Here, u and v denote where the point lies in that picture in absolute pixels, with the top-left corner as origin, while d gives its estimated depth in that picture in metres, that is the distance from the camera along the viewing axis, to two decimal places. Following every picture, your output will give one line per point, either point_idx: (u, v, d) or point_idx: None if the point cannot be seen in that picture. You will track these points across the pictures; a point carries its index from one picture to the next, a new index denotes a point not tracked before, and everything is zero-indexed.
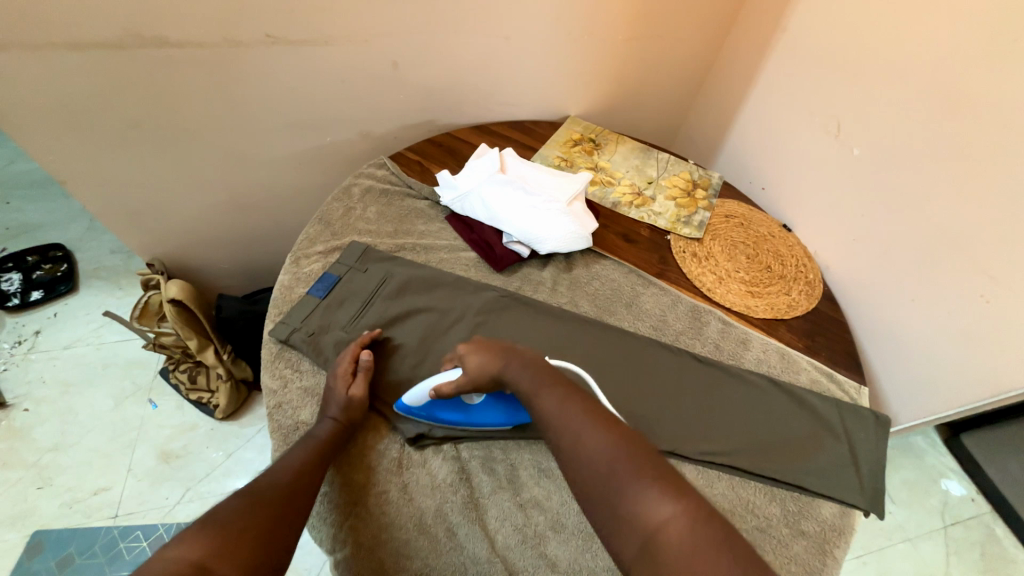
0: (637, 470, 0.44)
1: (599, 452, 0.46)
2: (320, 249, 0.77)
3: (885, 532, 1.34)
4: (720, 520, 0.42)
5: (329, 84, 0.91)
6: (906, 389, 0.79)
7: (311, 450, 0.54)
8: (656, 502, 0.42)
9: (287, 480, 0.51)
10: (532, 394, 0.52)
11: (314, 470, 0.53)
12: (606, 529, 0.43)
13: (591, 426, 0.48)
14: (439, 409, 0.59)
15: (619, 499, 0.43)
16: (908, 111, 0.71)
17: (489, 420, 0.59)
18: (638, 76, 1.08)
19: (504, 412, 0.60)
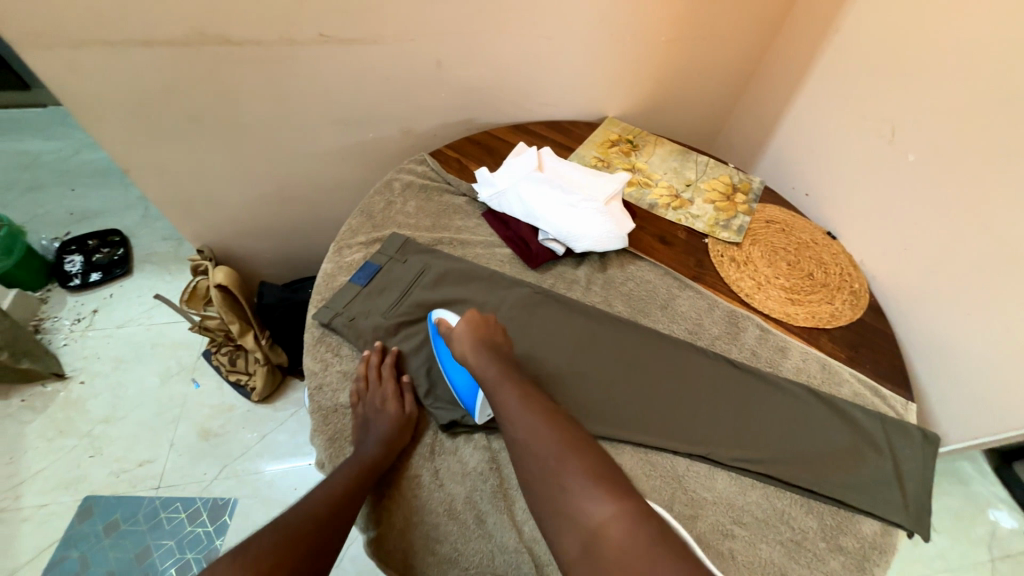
0: (584, 472, 0.50)
1: (551, 452, 0.51)
2: (361, 239, 0.79)
3: (924, 560, 1.27)
4: (656, 522, 0.47)
5: (375, 83, 0.94)
6: (957, 408, 0.75)
7: (352, 473, 0.54)
8: (598, 503, 0.47)
9: (325, 509, 0.51)
10: (495, 388, 0.56)
11: (353, 493, 0.53)
12: (549, 521, 0.48)
13: (546, 427, 0.52)
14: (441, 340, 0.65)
15: (564, 496, 0.48)
16: (970, 117, 0.68)
17: (454, 386, 0.62)
18: (680, 77, 1.07)
19: (468, 391, 0.60)
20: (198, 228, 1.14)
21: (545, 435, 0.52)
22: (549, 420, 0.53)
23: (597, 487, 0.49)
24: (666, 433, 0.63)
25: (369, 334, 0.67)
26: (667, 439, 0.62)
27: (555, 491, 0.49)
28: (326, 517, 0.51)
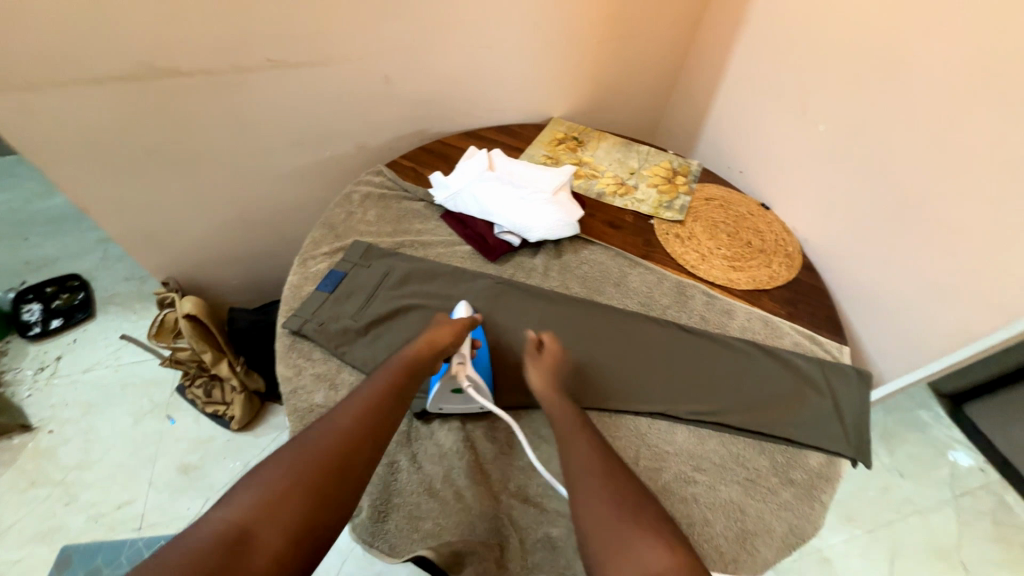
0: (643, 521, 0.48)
1: (610, 493, 0.50)
2: (325, 250, 0.82)
3: (893, 505, 1.35)
4: None
5: (327, 102, 0.98)
6: (888, 348, 0.82)
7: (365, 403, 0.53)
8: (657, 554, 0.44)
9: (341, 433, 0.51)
10: (566, 439, 0.56)
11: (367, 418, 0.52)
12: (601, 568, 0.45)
13: (608, 472, 0.52)
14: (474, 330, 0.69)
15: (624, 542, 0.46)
16: (863, 87, 0.76)
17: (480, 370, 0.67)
18: (616, 76, 1.15)
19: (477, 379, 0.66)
20: (161, 259, 1.14)
21: (604, 481, 0.51)
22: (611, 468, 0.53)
23: (651, 534, 0.46)
24: (629, 397, 0.68)
25: (339, 337, 0.70)
26: (627, 403, 0.67)
27: (613, 531, 0.47)
28: (345, 441, 0.50)
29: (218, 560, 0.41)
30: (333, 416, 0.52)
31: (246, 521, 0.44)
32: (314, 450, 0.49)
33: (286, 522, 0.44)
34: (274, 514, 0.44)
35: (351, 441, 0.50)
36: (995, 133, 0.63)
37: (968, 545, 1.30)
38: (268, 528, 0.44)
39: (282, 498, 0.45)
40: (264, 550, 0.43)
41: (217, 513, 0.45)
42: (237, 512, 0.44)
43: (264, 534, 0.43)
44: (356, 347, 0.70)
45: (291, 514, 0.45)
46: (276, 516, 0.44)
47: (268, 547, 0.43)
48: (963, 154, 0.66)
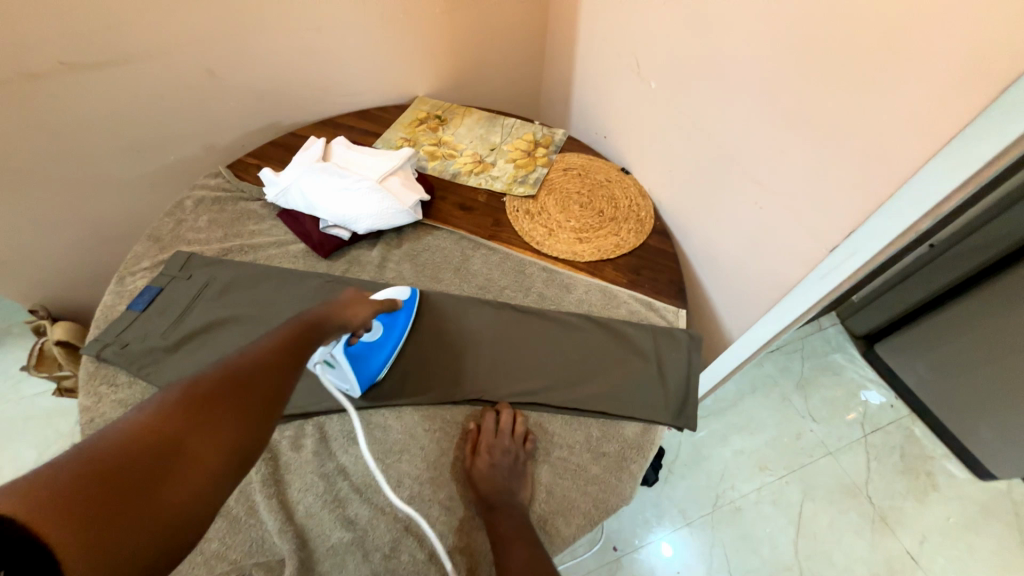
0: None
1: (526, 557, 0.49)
2: (145, 265, 0.78)
3: (805, 449, 1.27)
4: None
5: (149, 103, 0.89)
6: (730, 306, 0.80)
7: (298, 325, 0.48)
8: None
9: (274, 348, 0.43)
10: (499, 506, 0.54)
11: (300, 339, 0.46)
12: None
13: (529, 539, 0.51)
14: (396, 319, 0.66)
15: None
16: (678, 37, 0.72)
17: (373, 365, 0.63)
18: (475, 45, 1.09)
19: (364, 374, 0.62)
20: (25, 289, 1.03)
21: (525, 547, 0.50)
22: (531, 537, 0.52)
23: None
24: (444, 389, 0.65)
25: (143, 358, 0.67)
26: (444, 395, 0.64)
27: None
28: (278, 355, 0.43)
29: (149, 467, 0.32)
30: (267, 340, 0.44)
31: (180, 428, 0.34)
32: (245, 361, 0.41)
33: (230, 437, 0.36)
34: (202, 434, 0.35)
35: (275, 365, 0.42)
36: (779, 74, 0.59)
37: (876, 479, 1.22)
38: (205, 439, 0.35)
39: (220, 407, 0.37)
40: (201, 464, 0.34)
41: (135, 416, 0.34)
42: (143, 427, 0.33)
43: (201, 445, 0.35)
44: (163, 367, 0.66)
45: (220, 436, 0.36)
46: (215, 427, 0.36)
47: (204, 461, 0.34)
48: (759, 99, 0.63)
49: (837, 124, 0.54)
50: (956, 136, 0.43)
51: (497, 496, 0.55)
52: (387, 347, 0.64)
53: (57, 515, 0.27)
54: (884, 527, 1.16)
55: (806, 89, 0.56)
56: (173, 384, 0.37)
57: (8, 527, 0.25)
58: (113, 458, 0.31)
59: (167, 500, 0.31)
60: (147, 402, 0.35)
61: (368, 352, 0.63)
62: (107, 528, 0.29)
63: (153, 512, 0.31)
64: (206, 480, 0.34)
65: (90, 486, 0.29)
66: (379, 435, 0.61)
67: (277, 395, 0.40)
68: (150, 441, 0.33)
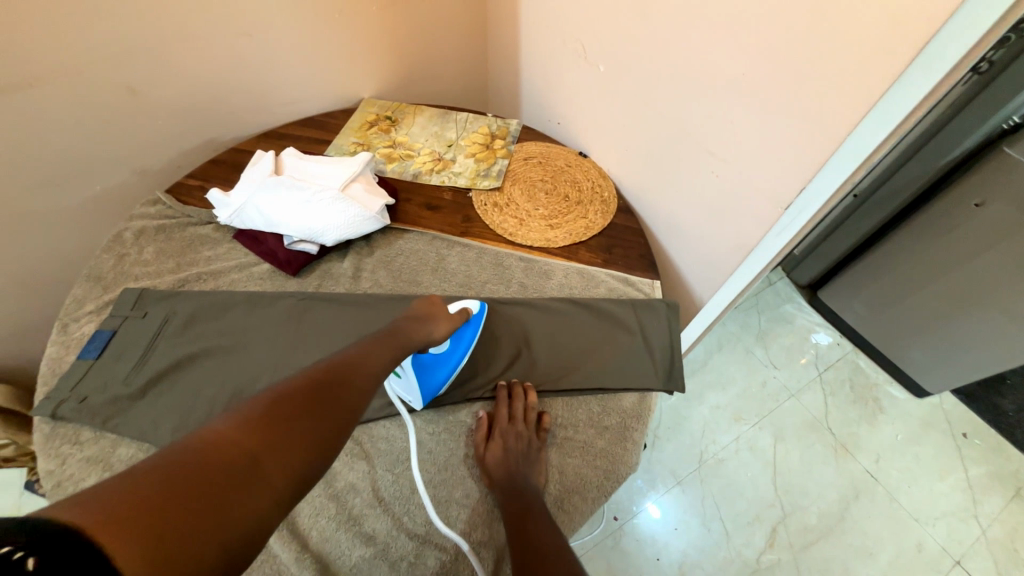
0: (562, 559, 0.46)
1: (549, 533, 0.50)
2: (90, 308, 0.71)
3: (772, 395, 1.38)
4: None
5: (63, 129, 0.80)
6: (697, 272, 0.84)
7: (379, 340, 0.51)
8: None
9: (352, 366, 0.45)
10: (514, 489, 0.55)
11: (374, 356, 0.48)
12: None
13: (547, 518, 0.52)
14: (465, 335, 0.64)
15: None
16: (621, 20, 0.74)
17: (436, 382, 0.62)
18: (416, 42, 1.07)
19: (427, 392, 0.62)
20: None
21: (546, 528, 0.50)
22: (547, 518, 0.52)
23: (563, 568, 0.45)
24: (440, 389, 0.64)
25: (108, 409, 0.61)
26: (442, 396, 0.64)
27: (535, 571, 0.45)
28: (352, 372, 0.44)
29: (221, 480, 0.31)
30: (339, 360, 0.45)
31: (258, 444, 0.34)
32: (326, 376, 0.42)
33: (301, 457, 0.36)
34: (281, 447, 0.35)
35: (347, 382, 0.43)
36: (721, 47, 0.62)
37: (834, 412, 1.35)
38: (280, 458, 0.35)
39: (295, 423, 0.37)
40: (269, 483, 0.33)
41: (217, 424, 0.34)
42: (232, 431, 0.34)
43: (273, 464, 0.34)
44: (132, 414, 0.61)
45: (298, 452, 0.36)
46: (289, 447, 0.35)
47: (274, 480, 0.34)
48: (704, 73, 0.66)
49: (779, 91, 0.57)
50: (885, 92, 0.47)
51: (509, 482, 0.55)
52: (452, 362, 0.62)
53: (130, 526, 0.27)
54: (846, 452, 1.28)
55: (746, 61, 0.59)
56: (255, 396, 0.37)
57: (66, 537, 0.25)
58: (193, 468, 0.31)
59: (234, 517, 0.31)
60: (230, 411, 0.36)
61: (434, 365, 0.62)
62: (176, 543, 0.28)
63: (220, 529, 0.30)
64: (272, 502, 0.33)
65: (167, 496, 0.29)
66: (383, 446, 0.60)
67: (347, 419, 0.40)
68: (227, 453, 0.33)
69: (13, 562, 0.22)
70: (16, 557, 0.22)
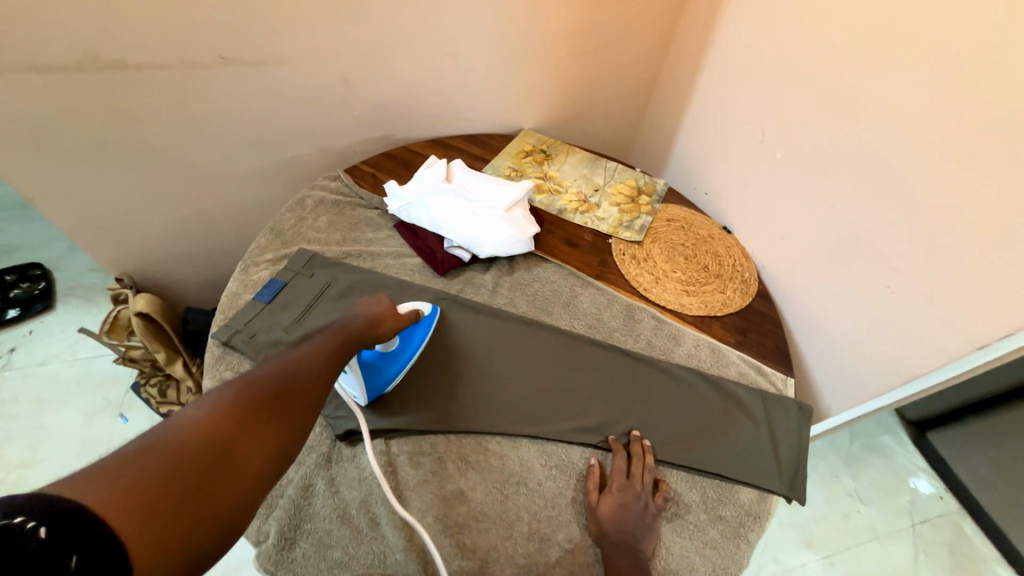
0: None
1: None
2: (269, 257, 0.80)
3: (853, 531, 1.23)
4: None
5: (284, 101, 0.93)
6: (835, 382, 0.80)
7: (339, 335, 0.55)
8: None
9: (316, 362, 0.50)
10: (622, 552, 0.54)
11: (336, 352, 0.52)
12: None
13: None
14: (412, 334, 0.66)
15: None
16: (815, 117, 0.75)
17: (387, 378, 0.63)
18: (587, 89, 1.14)
19: (376, 385, 0.62)
20: (120, 256, 1.03)
21: None
22: None
23: None
24: (559, 424, 0.65)
25: (268, 350, 0.68)
26: (560, 430, 0.65)
27: None
28: (316, 369, 0.49)
29: (201, 463, 0.37)
30: (304, 353, 0.50)
31: (230, 429, 0.40)
32: (294, 370, 0.48)
33: (271, 439, 0.42)
34: (251, 436, 0.41)
35: (310, 376, 0.48)
36: (933, 172, 0.60)
37: (925, 575, 1.18)
38: (251, 445, 0.41)
39: (264, 411, 0.43)
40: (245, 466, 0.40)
41: (193, 414, 0.40)
42: (208, 419, 0.40)
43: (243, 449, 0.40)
44: None
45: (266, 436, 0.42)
46: (259, 431, 0.42)
47: (248, 460, 0.40)
48: (904, 190, 0.64)
49: (1000, 232, 0.55)
50: None
51: (621, 536, 0.55)
52: (401, 361, 0.64)
53: (129, 500, 0.33)
54: None
55: (963, 193, 0.57)
56: (224, 386, 0.43)
57: (75, 512, 0.31)
58: (175, 453, 0.37)
59: (219, 491, 0.37)
60: (201, 402, 0.42)
61: (380, 363, 0.63)
62: (169, 514, 0.34)
63: (206, 501, 0.36)
64: (249, 478, 0.40)
65: (155, 474, 0.35)
66: (496, 463, 0.62)
67: (310, 405, 0.47)
68: (207, 437, 0.39)
69: (28, 532, 0.29)
70: (29, 528, 0.29)
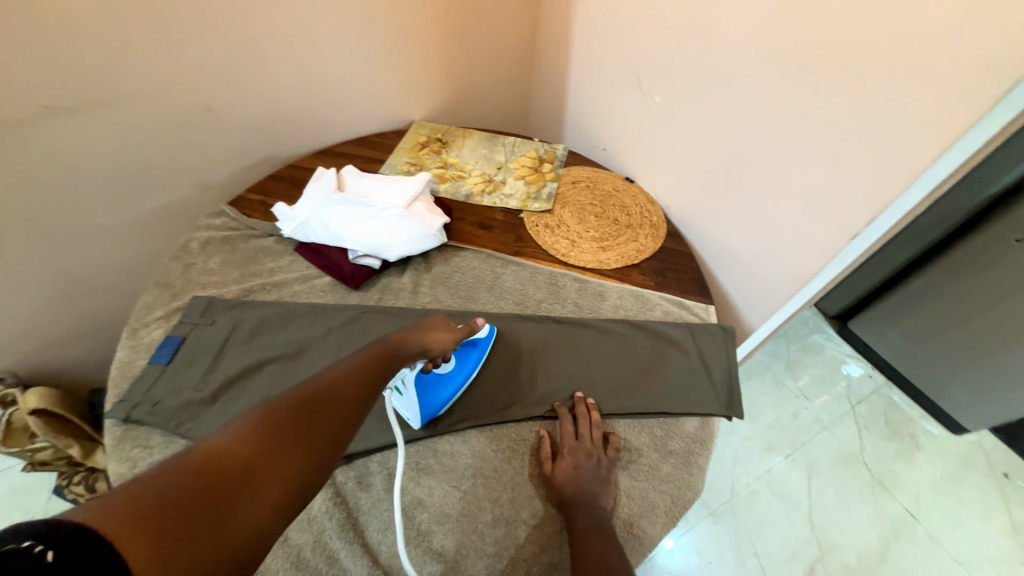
0: None
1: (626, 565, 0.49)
2: (159, 314, 0.73)
3: (804, 427, 1.34)
4: None
5: (139, 144, 0.83)
6: (750, 298, 0.85)
7: (378, 351, 0.50)
8: None
9: (349, 375, 0.45)
10: (584, 510, 0.55)
11: (371, 368, 0.47)
12: None
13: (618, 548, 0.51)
14: (467, 356, 0.65)
15: None
16: (681, 54, 0.77)
17: (440, 398, 0.62)
18: (468, 67, 1.12)
19: (428, 405, 0.61)
20: None
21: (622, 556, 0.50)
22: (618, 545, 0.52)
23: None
24: (503, 407, 0.65)
25: (177, 414, 0.62)
26: (506, 412, 0.64)
27: None
28: (350, 386, 0.44)
29: (220, 492, 0.32)
30: (345, 368, 0.46)
31: (253, 455, 0.35)
32: (325, 386, 0.43)
33: (295, 468, 0.36)
34: (277, 460, 0.36)
35: (343, 394, 0.43)
36: (788, 83, 0.64)
37: (870, 447, 1.30)
38: (274, 471, 0.35)
39: (295, 438, 0.38)
40: (266, 493, 0.34)
41: (220, 437, 0.35)
42: (234, 440, 0.35)
43: (265, 475, 0.35)
44: (202, 421, 0.62)
45: (293, 460, 0.37)
46: (283, 457, 0.36)
47: (268, 491, 0.35)
48: (770, 105, 0.68)
49: (851, 127, 0.59)
50: (973, 123, 0.49)
51: (577, 497, 0.55)
52: (455, 383, 0.63)
53: (139, 528, 0.28)
54: (883, 490, 1.23)
55: (817, 97, 0.61)
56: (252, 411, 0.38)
57: (82, 536, 0.26)
58: (193, 480, 0.32)
59: (234, 528, 0.32)
60: (231, 423, 0.37)
61: (435, 383, 0.62)
62: (183, 552, 0.29)
63: (219, 543, 0.31)
64: (271, 511, 0.34)
65: (168, 510, 0.30)
66: (448, 462, 0.60)
67: (345, 429, 0.41)
68: (226, 468, 0.34)
69: (33, 556, 0.25)
70: (37, 551, 0.25)
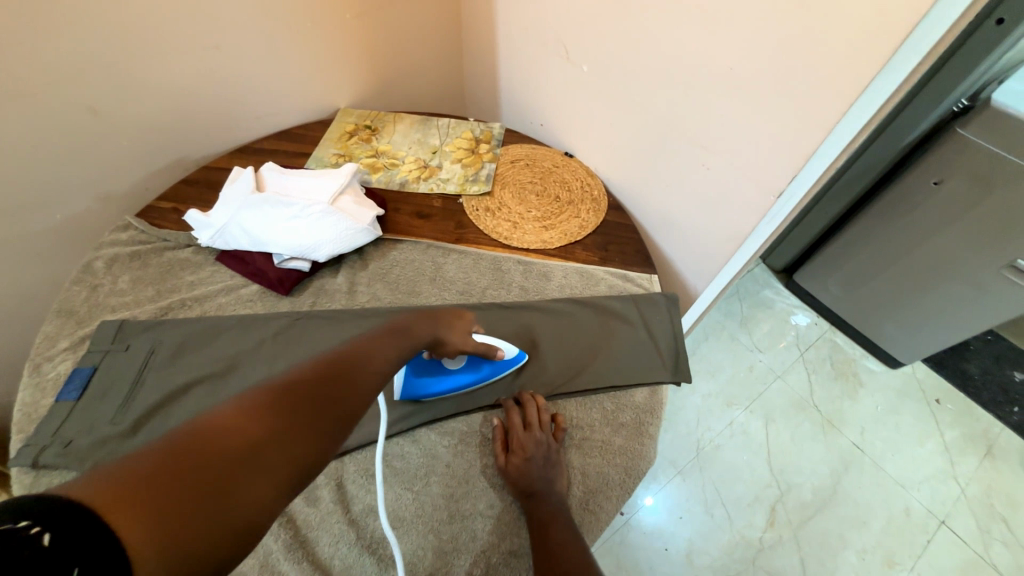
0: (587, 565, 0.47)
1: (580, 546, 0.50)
2: (64, 346, 0.66)
3: (759, 378, 1.40)
4: None
5: (16, 159, 0.73)
6: (693, 263, 0.86)
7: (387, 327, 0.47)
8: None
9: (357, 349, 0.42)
10: (539, 495, 0.55)
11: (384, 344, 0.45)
12: None
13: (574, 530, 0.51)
14: (477, 366, 0.62)
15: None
16: (603, 20, 0.74)
17: (429, 385, 0.61)
18: (391, 46, 1.05)
19: (414, 386, 0.61)
20: None
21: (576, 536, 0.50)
22: (573, 526, 0.52)
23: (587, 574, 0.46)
24: (452, 401, 0.63)
25: (93, 452, 0.57)
26: (456, 406, 0.63)
27: None
28: (358, 361, 0.41)
29: (223, 472, 0.30)
30: (360, 341, 0.43)
31: (262, 432, 0.33)
32: (334, 360, 0.40)
33: (304, 448, 0.34)
34: (287, 437, 0.34)
35: (352, 367, 0.40)
36: (707, 46, 0.63)
37: (818, 390, 1.38)
38: (282, 449, 0.33)
39: (307, 414, 0.35)
40: (269, 473, 0.32)
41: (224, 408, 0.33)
42: (243, 414, 0.33)
43: (273, 453, 0.33)
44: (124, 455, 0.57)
45: (302, 439, 0.34)
46: (292, 433, 0.34)
47: (274, 469, 0.32)
48: (693, 69, 0.66)
49: (767, 87, 0.59)
50: (869, 83, 0.49)
51: (531, 483, 0.55)
52: (448, 381, 0.61)
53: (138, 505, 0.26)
54: (832, 428, 1.32)
55: (735, 59, 0.60)
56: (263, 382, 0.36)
57: (80, 514, 0.24)
58: (198, 455, 0.30)
59: (235, 514, 0.30)
60: (238, 395, 0.34)
61: (433, 371, 0.61)
62: (180, 539, 0.27)
63: (221, 524, 0.29)
64: (273, 494, 0.32)
65: (171, 486, 0.28)
66: (399, 464, 0.59)
67: (355, 405, 0.39)
68: (237, 444, 0.31)
69: (28, 538, 0.22)
70: (32, 532, 0.22)
